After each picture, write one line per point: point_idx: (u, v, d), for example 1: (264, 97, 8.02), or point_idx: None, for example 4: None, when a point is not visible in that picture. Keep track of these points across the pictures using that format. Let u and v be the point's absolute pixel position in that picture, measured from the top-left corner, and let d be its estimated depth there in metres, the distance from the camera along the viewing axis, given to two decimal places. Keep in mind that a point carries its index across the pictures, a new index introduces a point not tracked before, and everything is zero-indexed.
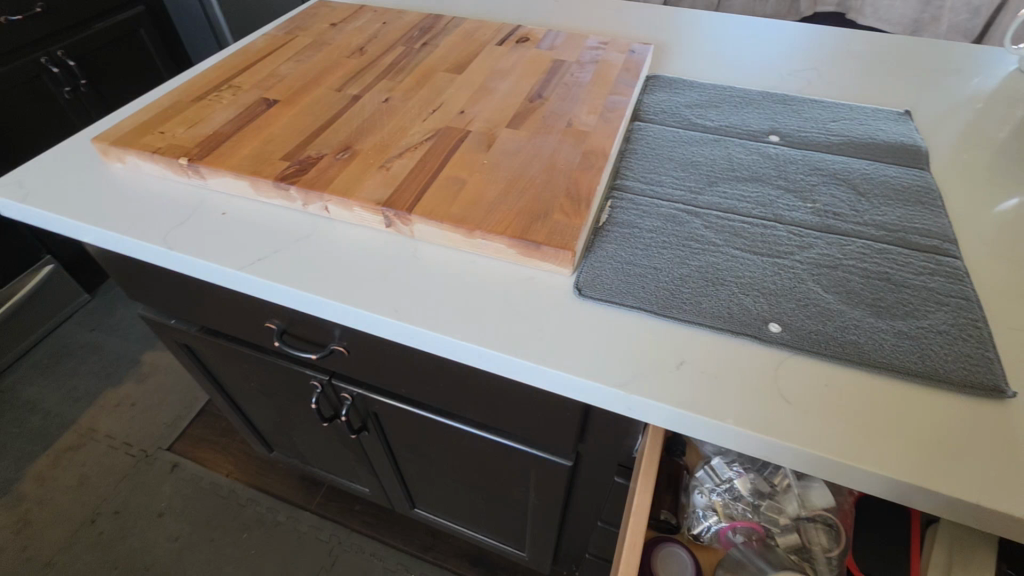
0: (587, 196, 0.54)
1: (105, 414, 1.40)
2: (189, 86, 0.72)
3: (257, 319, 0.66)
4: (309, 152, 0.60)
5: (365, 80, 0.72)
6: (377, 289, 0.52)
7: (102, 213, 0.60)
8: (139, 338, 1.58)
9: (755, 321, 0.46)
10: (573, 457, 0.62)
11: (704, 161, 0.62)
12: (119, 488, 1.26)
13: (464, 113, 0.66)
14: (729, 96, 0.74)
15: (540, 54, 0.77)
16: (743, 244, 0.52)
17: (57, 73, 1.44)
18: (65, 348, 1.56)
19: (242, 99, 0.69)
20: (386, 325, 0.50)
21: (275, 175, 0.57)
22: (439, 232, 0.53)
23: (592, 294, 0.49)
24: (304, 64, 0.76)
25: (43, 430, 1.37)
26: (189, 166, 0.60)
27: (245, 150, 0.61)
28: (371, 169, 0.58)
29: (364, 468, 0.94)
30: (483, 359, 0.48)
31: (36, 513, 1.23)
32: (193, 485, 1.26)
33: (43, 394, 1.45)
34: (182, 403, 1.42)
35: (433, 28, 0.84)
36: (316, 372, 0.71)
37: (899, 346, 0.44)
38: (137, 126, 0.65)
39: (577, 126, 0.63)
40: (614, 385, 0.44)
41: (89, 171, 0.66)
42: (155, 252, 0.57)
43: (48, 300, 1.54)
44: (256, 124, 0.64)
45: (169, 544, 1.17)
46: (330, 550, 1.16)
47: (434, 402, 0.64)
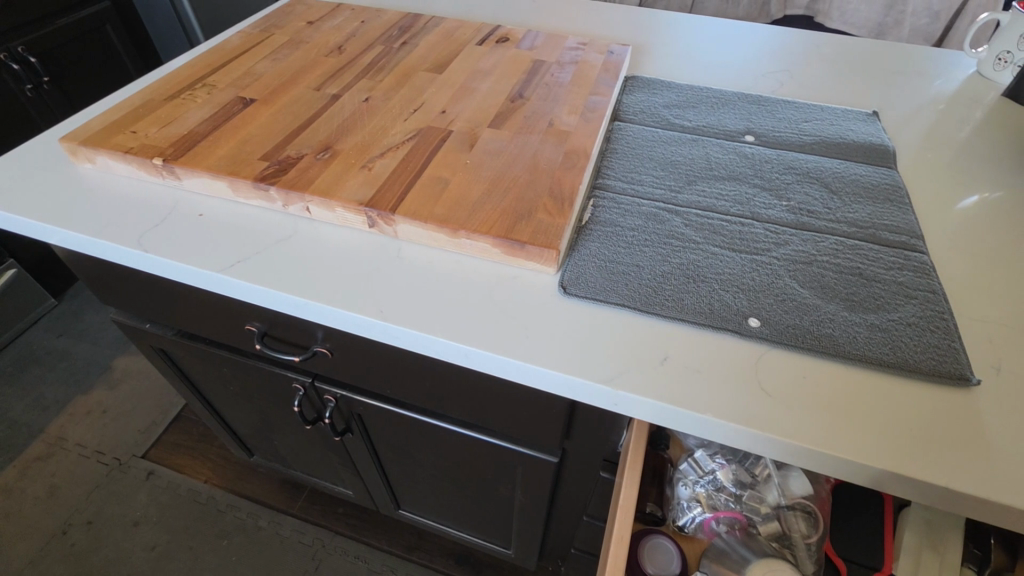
0: (570, 196, 0.54)
1: (74, 422, 1.36)
2: (161, 84, 0.70)
3: (236, 322, 0.65)
4: (289, 152, 0.59)
5: (345, 79, 0.72)
6: (361, 290, 0.52)
7: (73, 215, 0.59)
8: (110, 344, 1.53)
9: (734, 316, 0.47)
10: (559, 453, 0.63)
11: (683, 160, 0.63)
12: (91, 498, 1.23)
13: (445, 113, 0.66)
14: (705, 96, 0.76)
15: (520, 54, 0.77)
16: (722, 241, 0.53)
17: (17, 70, 1.39)
18: (30, 355, 1.50)
19: (217, 99, 0.68)
20: (371, 325, 0.50)
21: (254, 175, 0.57)
22: (424, 232, 0.53)
23: (577, 292, 0.49)
24: (281, 63, 0.75)
25: (9, 440, 1.32)
26: (163, 167, 0.58)
27: (222, 151, 0.60)
28: (353, 169, 0.57)
29: (348, 470, 0.93)
30: (471, 358, 0.48)
31: (2, 527, 1.18)
32: (169, 493, 1.23)
33: (7, 403, 1.39)
34: (156, 409, 1.38)
35: (412, 28, 0.84)
36: (298, 375, 0.70)
37: (871, 338, 0.45)
38: (108, 125, 0.64)
39: (559, 126, 0.63)
40: (601, 381, 0.45)
41: (57, 172, 0.64)
42: (130, 255, 0.56)
43: (11, 305, 1.49)
44: (232, 124, 0.63)
45: (145, 554, 1.14)
46: (314, 554, 1.14)
47: (420, 402, 0.64)
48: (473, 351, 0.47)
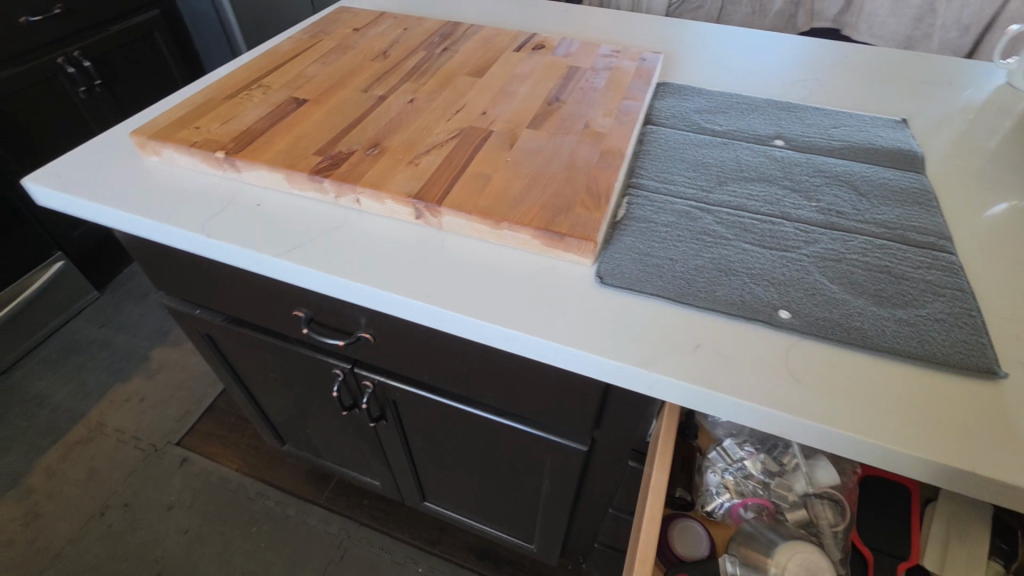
0: (606, 192, 0.57)
1: (114, 409, 1.42)
2: (221, 85, 0.75)
3: (285, 308, 0.68)
4: (340, 148, 0.63)
5: (390, 82, 0.76)
6: (407, 276, 0.55)
7: (141, 203, 0.63)
8: (147, 335, 1.59)
9: (765, 308, 0.49)
10: (588, 442, 0.65)
11: (714, 162, 0.66)
12: (128, 481, 1.28)
13: (486, 114, 0.69)
14: (735, 102, 0.78)
15: (556, 60, 0.81)
16: (753, 238, 0.55)
17: (73, 73, 1.47)
18: (73, 344, 1.57)
19: (272, 99, 0.72)
20: (418, 309, 0.53)
21: (309, 168, 0.60)
22: (468, 224, 0.56)
23: (613, 282, 0.52)
24: (330, 66, 0.79)
25: (53, 424, 1.39)
26: (225, 160, 0.63)
27: (279, 146, 0.64)
28: (401, 164, 0.61)
29: (377, 459, 0.96)
30: (512, 340, 0.51)
31: (45, 505, 1.24)
32: (202, 479, 1.28)
33: (50, 389, 1.46)
34: (191, 398, 1.43)
35: (453, 35, 0.88)
36: (339, 361, 0.73)
37: (899, 331, 0.47)
38: (173, 121, 0.68)
39: (594, 128, 0.66)
40: (636, 365, 0.47)
41: (126, 164, 0.69)
42: (194, 240, 0.60)
43: (57, 296, 1.56)
44: (288, 121, 0.68)
45: (179, 537, 1.19)
46: (339, 543, 1.17)
47: (456, 388, 0.67)
48: (515, 334, 0.50)
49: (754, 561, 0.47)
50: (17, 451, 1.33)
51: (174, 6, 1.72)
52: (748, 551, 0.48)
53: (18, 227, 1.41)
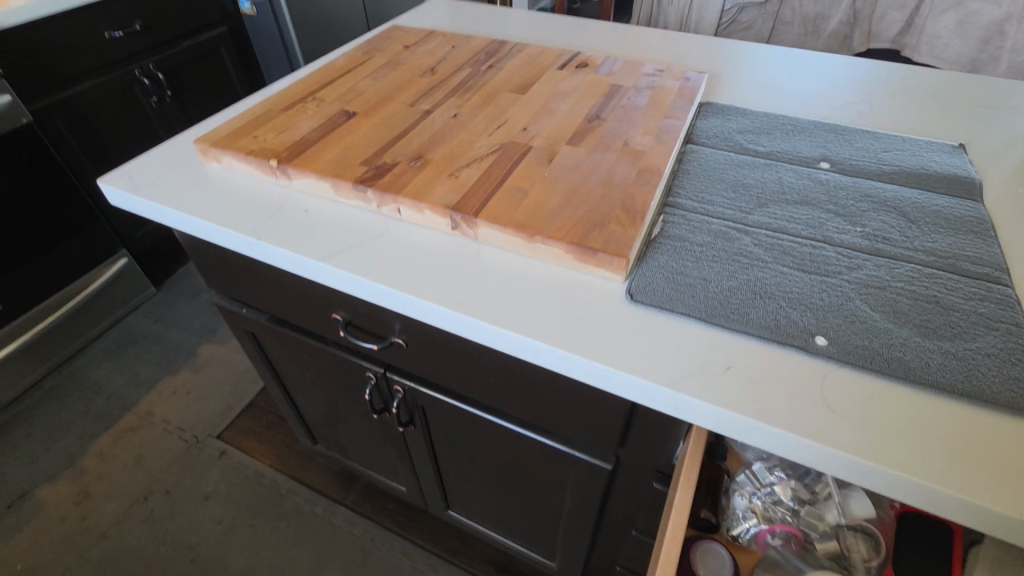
0: (641, 210, 0.57)
1: (162, 400, 1.49)
2: (279, 97, 0.80)
3: (325, 310, 0.71)
4: (385, 159, 0.66)
5: (436, 97, 0.78)
6: (441, 284, 0.56)
7: (200, 205, 0.67)
8: (197, 331, 1.68)
9: (801, 333, 0.48)
10: (613, 460, 0.64)
11: (755, 183, 0.65)
12: (170, 469, 1.34)
13: (527, 130, 0.70)
14: (781, 123, 0.77)
15: (599, 79, 0.82)
16: (791, 261, 0.54)
17: (147, 84, 1.58)
18: (130, 336, 1.67)
19: (325, 111, 0.76)
20: (450, 317, 0.55)
21: (355, 178, 0.63)
22: (503, 236, 0.57)
23: (644, 299, 0.52)
24: (380, 81, 0.83)
25: (107, 410, 1.47)
26: (278, 168, 0.66)
27: (328, 155, 0.67)
28: (442, 176, 0.63)
29: (404, 464, 0.97)
30: (540, 352, 0.51)
31: (94, 487, 1.31)
32: (238, 472, 1.33)
33: (107, 377, 1.55)
34: (233, 394, 1.50)
35: (498, 53, 0.90)
36: (372, 364, 0.75)
37: (945, 365, 0.45)
38: (233, 130, 0.73)
39: (633, 146, 0.67)
40: (664, 384, 0.47)
41: (189, 169, 0.73)
42: (245, 241, 0.63)
43: (118, 290, 1.67)
44: (338, 132, 0.71)
45: (213, 526, 1.23)
46: (363, 545, 1.19)
47: (483, 397, 0.68)
48: (543, 347, 0.50)
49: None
50: (74, 433, 1.42)
51: (241, 22, 1.83)
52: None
53: (88, 224, 1.52)
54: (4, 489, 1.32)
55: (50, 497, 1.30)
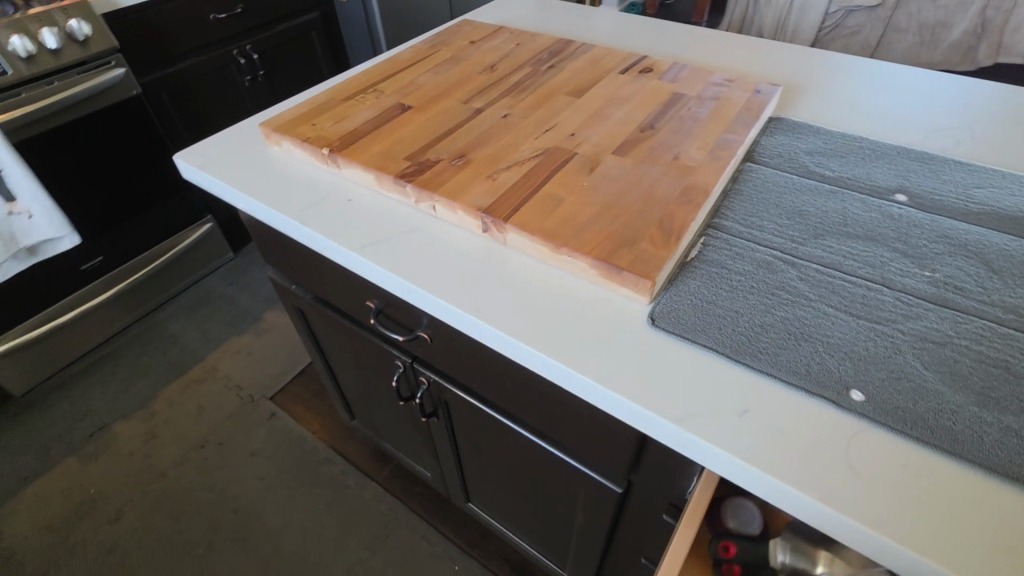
0: (679, 230, 0.54)
1: (227, 358, 1.61)
2: (343, 87, 0.83)
3: (360, 298, 0.73)
4: (429, 156, 0.66)
5: (491, 95, 0.78)
6: (464, 286, 0.56)
7: (256, 186, 0.71)
8: (264, 298, 1.80)
9: (835, 385, 0.44)
10: (625, 486, 0.62)
11: (814, 212, 0.59)
12: (224, 424, 1.45)
13: (575, 135, 0.69)
14: (858, 146, 0.70)
15: (661, 86, 0.78)
16: (839, 303, 0.49)
17: (242, 64, 1.70)
18: (207, 296, 1.81)
19: (382, 103, 0.78)
20: (467, 321, 0.54)
21: (397, 172, 0.64)
22: (530, 245, 0.56)
23: (666, 325, 0.49)
24: (440, 76, 0.84)
25: (179, 361, 1.61)
26: (329, 156, 0.69)
27: (376, 148, 0.69)
28: (480, 177, 0.63)
29: (429, 453, 1.00)
30: (550, 368, 0.50)
31: (160, 429, 1.44)
32: (283, 435, 1.41)
33: (183, 331, 1.70)
34: (288, 361, 1.59)
35: (562, 53, 0.89)
36: (401, 353, 0.77)
37: (1003, 443, 0.39)
38: (296, 117, 0.76)
39: (683, 160, 0.63)
40: (672, 419, 0.44)
41: (253, 150, 0.78)
42: (290, 224, 0.67)
43: (201, 253, 1.82)
44: (390, 125, 0.73)
45: (256, 482, 1.32)
46: (387, 522, 1.24)
47: (500, 401, 0.67)
48: (552, 363, 0.49)
49: (807, 551, 0.52)
50: (150, 378, 1.57)
51: (333, 9, 1.91)
52: (801, 539, 0.53)
53: (180, 189, 1.67)
54: (88, 419, 1.48)
55: (123, 433, 1.44)
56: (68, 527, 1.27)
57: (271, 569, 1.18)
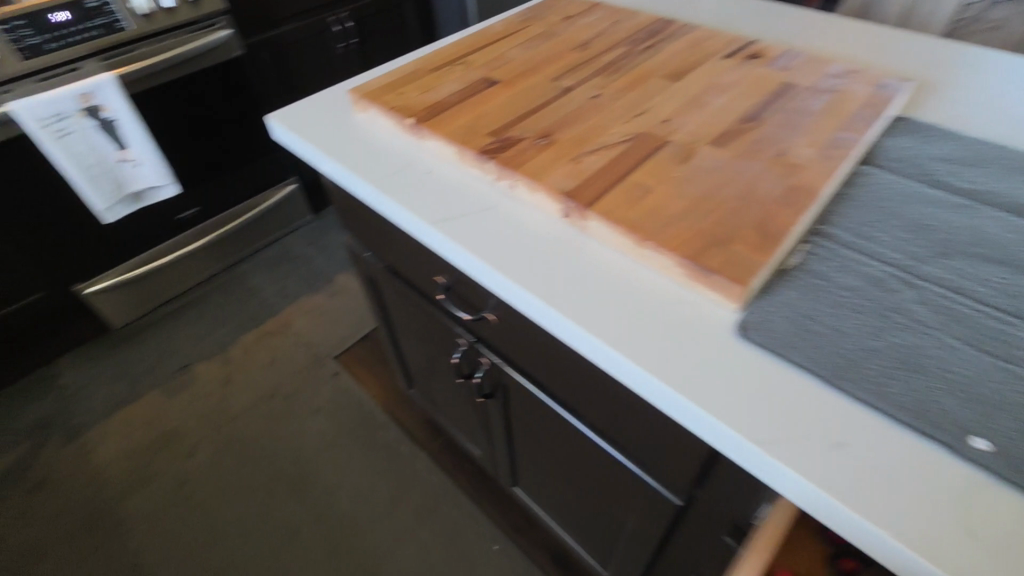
0: (778, 235, 0.49)
1: (299, 315, 1.69)
2: (432, 57, 0.82)
3: (430, 272, 0.73)
4: (513, 133, 0.64)
5: (582, 74, 0.75)
6: (538, 271, 0.54)
7: (339, 150, 0.72)
8: (337, 261, 1.86)
9: (952, 428, 0.38)
10: (685, 499, 0.58)
11: (941, 227, 0.52)
12: (292, 377, 1.53)
13: (668, 122, 0.64)
14: (1001, 156, 0.61)
15: (770, 74, 0.72)
16: (965, 335, 0.43)
17: (337, 31, 1.75)
18: (285, 254, 1.90)
19: (469, 76, 0.76)
20: (538, 308, 0.52)
21: (479, 147, 0.63)
22: (611, 235, 0.53)
23: (754, 337, 0.45)
24: (531, 51, 0.81)
25: (256, 314, 1.71)
26: (413, 127, 0.68)
27: (460, 122, 0.67)
28: (564, 159, 0.60)
29: (483, 434, 1.00)
30: (611, 361, 0.48)
31: (234, 376, 1.54)
32: (344, 396, 1.47)
33: (262, 285, 1.80)
34: (354, 325, 1.65)
35: (661, 33, 0.83)
36: (465, 331, 0.76)
37: None
38: (384, 85, 0.76)
39: (788, 157, 0.58)
40: (752, 440, 0.40)
41: (339, 114, 0.79)
42: (368, 191, 0.67)
43: (284, 213, 1.90)
44: (476, 99, 0.71)
45: (316, 437, 1.39)
46: (434, 494, 1.26)
47: (562, 393, 0.65)
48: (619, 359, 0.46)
49: None
50: (230, 326, 1.68)
51: None
52: None
53: (268, 148, 1.76)
54: (173, 358, 1.60)
55: (202, 375, 1.55)
56: (149, 454, 1.39)
57: (323, 522, 1.24)
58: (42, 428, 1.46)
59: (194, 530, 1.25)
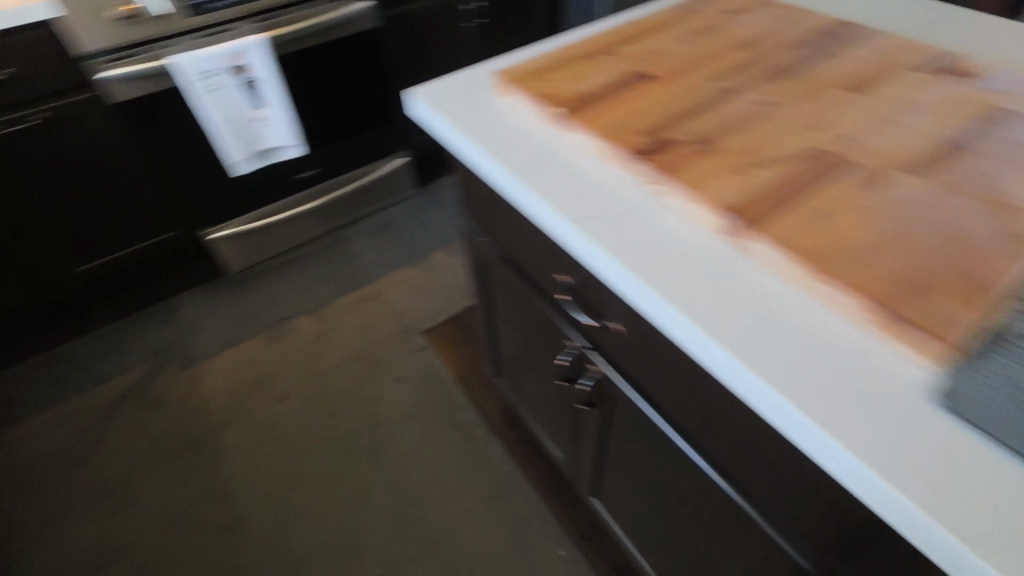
0: (995, 291, 0.42)
1: (393, 285, 1.74)
2: (581, 46, 0.78)
3: (553, 269, 0.70)
4: (670, 134, 0.59)
5: (747, 76, 0.68)
6: (690, 289, 0.50)
7: (478, 133, 0.70)
8: (434, 238, 1.90)
9: None
10: (817, 564, 0.53)
11: None
12: (380, 344, 1.58)
13: (849, 139, 0.57)
14: None
15: (975, 95, 0.62)
16: None
17: (468, 9, 1.75)
18: (386, 224, 1.96)
19: (621, 68, 0.72)
20: (686, 330, 0.48)
21: (632, 147, 0.59)
22: (781, 262, 0.48)
23: (957, 407, 0.39)
24: (688, 46, 0.75)
25: (354, 278, 1.78)
26: (561, 117, 0.65)
27: (611, 116, 0.63)
28: (729, 171, 0.54)
29: (569, 437, 0.97)
30: (710, 353, 0.47)
31: (328, 334, 1.62)
32: (427, 371, 1.50)
33: (362, 251, 1.87)
34: (444, 302, 1.67)
35: (840, 37, 0.74)
36: (579, 337, 0.73)
37: None
38: (531, 71, 0.74)
39: (1002, 197, 0.49)
40: (951, 530, 0.35)
41: (478, 95, 0.77)
42: (506, 178, 0.64)
43: (391, 185, 1.96)
44: (628, 94, 0.67)
45: (397, 407, 1.43)
46: (505, 484, 1.26)
47: (684, 421, 0.62)
48: (758, 383, 0.43)
49: None
50: (329, 286, 1.76)
51: None
52: None
53: (384, 118, 1.82)
54: (276, 309, 1.70)
55: (299, 328, 1.64)
56: (247, 394, 1.49)
57: (395, 490, 1.28)
58: (160, 354, 1.60)
59: (279, 473, 1.32)
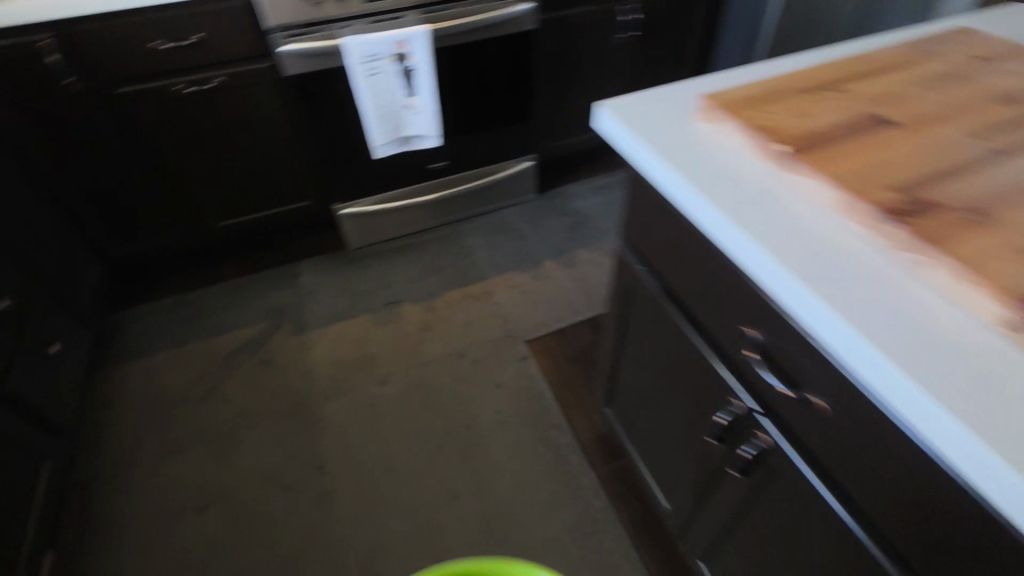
0: None
1: (501, 288, 1.73)
2: (799, 75, 0.71)
3: (740, 320, 0.63)
4: (932, 197, 0.53)
5: (1016, 138, 0.59)
6: (963, 388, 0.42)
7: (682, 159, 0.64)
8: (549, 247, 1.87)
9: None
10: None
11: None
12: (484, 345, 1.57)
13: None
14: None
15: None
16: None
17: (625, 21, 1.73)
18: (502, 225, 1.96)
19: (852, 107, 0.64)
20: (958, 438, 0.40)
21: (884, 207, 0.52)
22: None
23: None
24: (936, 92, 0.66)
25: (465, 274, 1.79)
26: (788, 158, 0.59)
27: (851, 165, 0.57)
28: (1013, 254, 0.47)
29: (691, 492, 0.90)
30: (890, 384, 0.44)
31: (433, 325, 1.63)
32: (527, 382, 1.47)
33: (475, 248, 1.88)
34: (552, 315, 1.65)
35: None
36: (752, 400, 0.66)
37: None
38: (746, 99, 0.67)
39: None
40: None
41: (676, 116, 0.70)
42: (715, 217, 0.58)
43: (513, 187, 1.95)
44: (867, 139, 0.60)
45: (493, 412, 1.41)
46: (594, 519, 1.20)
47: (886, 527, 0.53)
48: None
49: None
50: (440, 278, 1.78)
51: None
52: None
53: (520, 120, 1.81)
54: (387, 291, 1.74)
55: (406, 314, 1.66)
56: (350, 370, 1.52)
57: (481, 498, 1.25)
58: (277, 315, 1.68)
59: (370, 455, 1.34)
